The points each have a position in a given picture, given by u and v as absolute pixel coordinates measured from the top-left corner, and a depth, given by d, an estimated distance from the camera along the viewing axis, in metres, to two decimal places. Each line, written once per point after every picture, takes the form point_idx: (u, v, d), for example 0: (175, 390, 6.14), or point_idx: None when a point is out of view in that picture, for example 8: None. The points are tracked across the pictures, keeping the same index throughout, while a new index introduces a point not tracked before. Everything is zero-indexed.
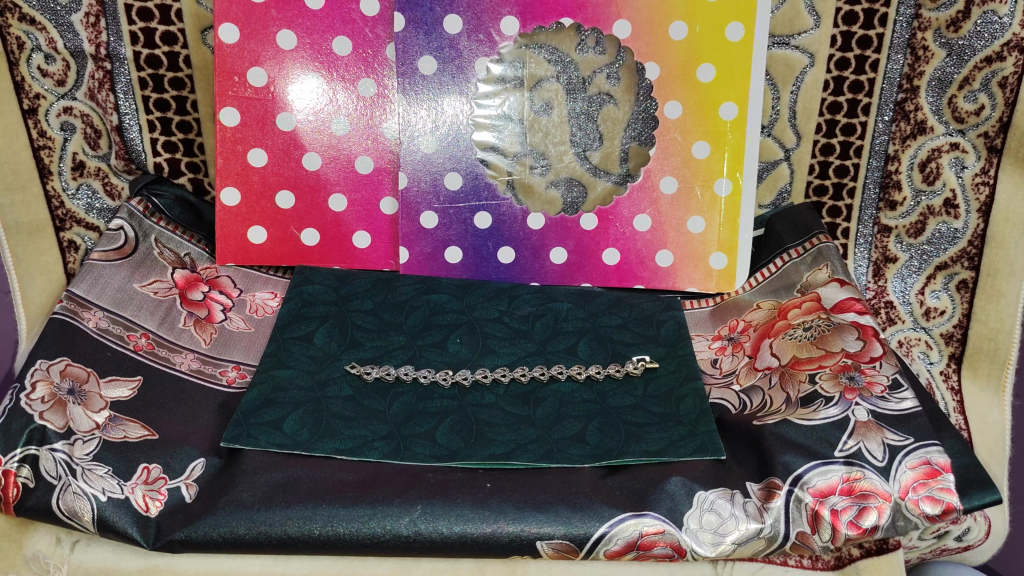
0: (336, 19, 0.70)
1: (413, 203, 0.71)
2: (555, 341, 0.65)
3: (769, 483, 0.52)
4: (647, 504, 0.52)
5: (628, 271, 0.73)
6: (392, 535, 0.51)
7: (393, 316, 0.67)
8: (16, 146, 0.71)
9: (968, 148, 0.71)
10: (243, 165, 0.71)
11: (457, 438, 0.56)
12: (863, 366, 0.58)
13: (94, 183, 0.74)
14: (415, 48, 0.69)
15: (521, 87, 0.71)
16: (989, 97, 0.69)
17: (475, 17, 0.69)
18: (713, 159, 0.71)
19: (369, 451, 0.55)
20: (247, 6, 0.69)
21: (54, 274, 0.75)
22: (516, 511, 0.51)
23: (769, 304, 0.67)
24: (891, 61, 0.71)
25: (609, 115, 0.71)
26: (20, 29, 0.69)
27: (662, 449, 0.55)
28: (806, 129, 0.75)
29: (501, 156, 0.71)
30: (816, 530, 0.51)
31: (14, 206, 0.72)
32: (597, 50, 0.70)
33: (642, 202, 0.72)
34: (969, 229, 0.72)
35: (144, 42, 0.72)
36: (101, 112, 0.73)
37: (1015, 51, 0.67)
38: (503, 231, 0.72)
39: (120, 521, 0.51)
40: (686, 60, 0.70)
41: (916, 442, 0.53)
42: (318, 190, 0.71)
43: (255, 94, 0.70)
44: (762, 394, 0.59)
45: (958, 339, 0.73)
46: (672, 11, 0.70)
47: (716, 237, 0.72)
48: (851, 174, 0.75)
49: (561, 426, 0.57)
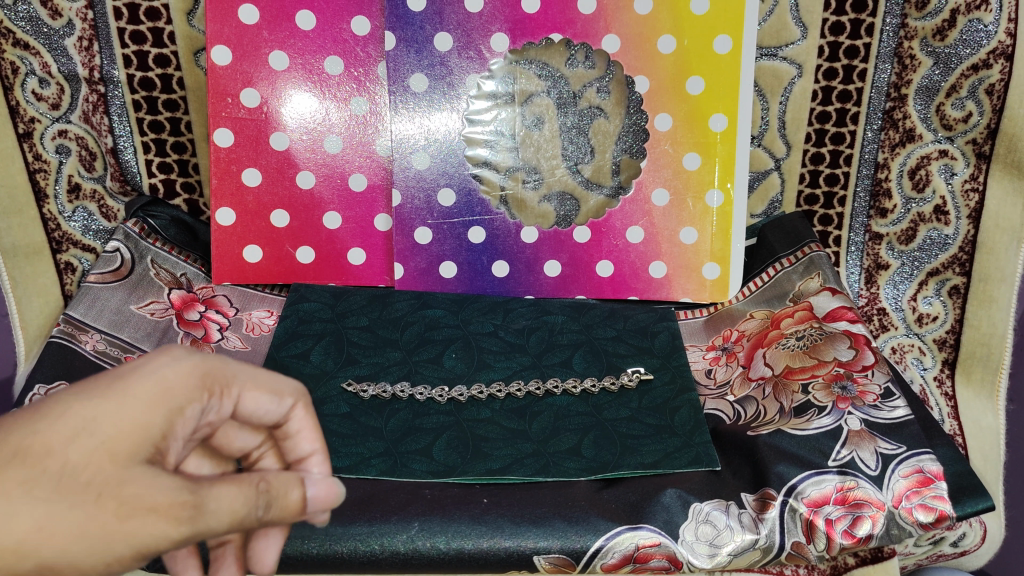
0: (327, 39, 0.70)
1: (407, 219, 0.72)
2: (550, 355, 0.65)
3: (764, 493, 0.53)
4: (643, 517, 0.52)
5: (622, 283, 0.73)
6: (390, 552, 0.51)
7: (389, 332, 0.67)
8: (13, 169, 0.72)
9: (957, 155, 0.71)
10: (237, 185, 0.71)
11: (454, 453, 0.57)
12: (855, 375, 0.58)
13: (90, 205, 0.75)
14: (406, 66, 0.70)
15: (512, 102, 0.71)
16: (976, 104, 0.69)
17: (465, 35, 0.70)
18: (704, 170, 0.72)
19: (367, 468, 0.55)
20: (238, 28, 0.69)
21: (52, 296, 0.75)
22: (512, 526, 0.52)
23: (762, 314, 0.68)
24: (879, 71, 0.72)
25: (600, 128, 0.72)
26: (14, 54, 0.70)
27: (658, 461, 0.56)
28: (796, 139, 0.76)
29: (494, 171, 0.72)
30: (812, 539, 0.51)
31: (11, 230, 0.73)
32: (587, 65, 0.71)
33: (635, 215, 0.72)
34: (959, 235, 0.73)
35: (138, 65, 0.73)
36: (96, 135, 0.74)
37: (1001, 58, 0.68)
38: (498, 245, 0.72)
39: None
40: (675, 73, 0.71)
41: (909, 450, 0.53)
42: (313, 208, 0.72)
43: (248, 114, 0.70)
44: (756, 405, 0.60)
45: (951, 345, 0.74)
46: (660, 25, 0.70)
47: (708, 247, 0.72)
48: (841, 183, 0.76)
49: (557, 440, 0.58)
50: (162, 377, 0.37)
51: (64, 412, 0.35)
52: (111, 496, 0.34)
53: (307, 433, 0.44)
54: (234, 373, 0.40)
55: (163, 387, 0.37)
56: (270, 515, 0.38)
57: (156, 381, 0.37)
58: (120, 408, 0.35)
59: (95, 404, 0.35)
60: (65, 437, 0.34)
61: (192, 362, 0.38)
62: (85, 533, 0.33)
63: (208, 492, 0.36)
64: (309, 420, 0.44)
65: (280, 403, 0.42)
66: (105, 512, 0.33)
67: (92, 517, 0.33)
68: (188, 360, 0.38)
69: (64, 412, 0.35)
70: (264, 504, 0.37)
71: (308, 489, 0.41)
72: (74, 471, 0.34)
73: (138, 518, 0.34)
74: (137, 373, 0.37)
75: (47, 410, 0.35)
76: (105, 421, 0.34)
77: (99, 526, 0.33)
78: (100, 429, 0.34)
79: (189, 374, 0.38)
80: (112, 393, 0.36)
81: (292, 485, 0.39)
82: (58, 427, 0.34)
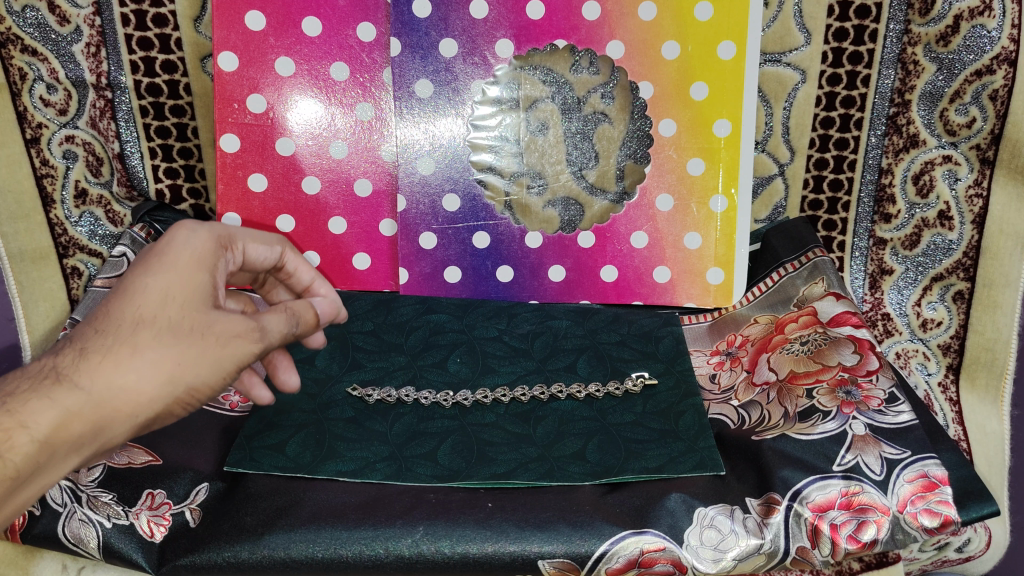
0: (333, 45, 0.71)
1: (412, 224, 0.72)
2: (554, 359, 0.66)
3: (769, 498, 0.53)
4: (647, 522, 0.52)
5: (626, 288, 0.73)
6: (395, 556, 0.51)
7: (394, 336, 0.67)
8: (20, 174, 0.73)
9: (961, 161, 0.72)
10: (243, 190, 0.71)
11: (459, 458, 0.57)
12: (860, 380, 0.58)
13: (96, 210, 0.75)
14: (412, 72, 0.71)
15: (517, 108, 0.72)
16: (980, 109, 0.70)
17: (469, 41, 0.71)
18: (709, 176, 0.72)
19: (372, 472, 0.55)
20: (245, 35, 0.70)
21: (58, 301, 0.76)
22: (517, 530, 0.52)
23: (766, 319, 0.68)
24: (882, 77, 0.72)
25: (605, 134, 0.72)
26: (22, 60, 0.71)
27: (662, 465, 0.56)
28: (800, 145, 0.76)
29: (499, 176, 0.72)
30: (817, 545, 0.51)
31: (19, 235, 0.74)
32: (591, 71, 0.71)
33: (639, 220, 0.73)
34: (964, 240, 0.73)
35: (145, 71, 0.74)
36: (103, 140, 0.74)
37: (1005, 64, 0.68)
38: (502, 250, 0.73)
39: (126, 547, 0.53)
40: (679, 79, 0.71)
41: (913, 455, 0.53)
42: (318, 214, 0.72)
43: (254, 120, 0.71)
44: (760, 410, 0.60)
45: (956, 350, 0.74)
46: (664, 31, 0.71)
47: (712, 252, 0.73)
48: (845, 189, 0.76)
49: (562, 445, 0.58)
50: (194, 244, 0.46)
51: (142, 285, 0.43)
52: (208, 332, 0.44)
53: (302, 267, 0.56)
54: (234, 232, 0.50)
55: (197, 250, 0.46)
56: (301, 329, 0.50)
57: (191, 246, 0.46)
58: (182, 271, 0.44)
59: (160, 272, 0.44)
60: (158, 301, 0.43)
61: (208, 229, 0.48)
62: (207, 361, 0.44)
63: (265, 318, 0.47)
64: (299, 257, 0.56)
65: (273, 250, 0.54)
66: (209, 343, 0.44)
67: (204, 351, 0.44)
68: (205, 229, 0.48)
69: (142, 284, 0.43)
70: (296, 321, 0.49)
71: (316, 305, 0.52)
72: (175, 324, 0.43)
73: (233, 343, 0.45)
74: (174, 244, 0.46)
75: (130, 286, 0.43)
76: (176, 285, 0.44)
77: (210, 355, 0.44)
78: (177, 291, 0.44)
79: (210, 235, 0.47)
80: (165, 260, 0.44)
81: (306, 307, 0.51)
82: (148, 295, 0.43)
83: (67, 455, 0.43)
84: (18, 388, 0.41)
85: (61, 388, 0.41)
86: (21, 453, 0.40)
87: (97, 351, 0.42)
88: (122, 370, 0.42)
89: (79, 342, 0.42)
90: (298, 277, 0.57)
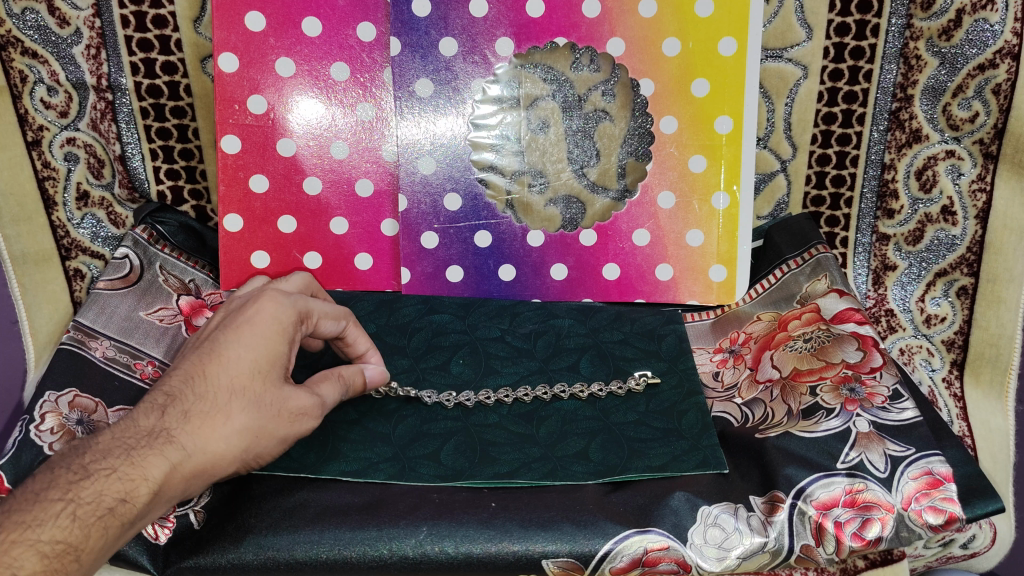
0: (333, 45, 0.70)
1: (413, 224, 0.72)
2: (557, 358, 0.66)
3: (773, 496, 0.53)
4: (651, 521, 0.52)
5: (629, 286, 0.73)
6: (398, 557, 0.51)
7: (396, 337, 0.67)
8: (22, 177, 0.73)
9: (964, 156, 0.71)
10: (244, 191, 0.71)
11: (462, 458, 0.57)
12: (863, 377, 0.58)
13: (98, 213, 0.75)
14: (412, 71, 0.71)
15: (517, 106, 0.71)
16: (983, 104, 0.69)
17: (470, 40, 0.70)
18: (710, 172, 0.72)
19: (375, 473, 0.55)
20: (246, 36, 0.70)
21: (61, 303, 0.76)
22: (521, 530, 0.52)
23: (769, 316, 0.68)
24: (885, 72, 0.72)
25: (606, 131, 0.72)
26: (22, 62, 0.71)
27: (666, 464, 0.56)
28: (802, 141, 0.75)
29: (500, 175, 0.72)
30: (821, 542, 0.51)
31: (21, 237, 0.74)
32: (592, 68, 0.71)
33: (641, 217, 0.72)
34: (967, 235, 0.72)
35: (145, 72, 0.73)
36: (104, 142, 0.74)
37: (1008, 58, 0.68)
38: (504, 249, 0.73)
39: (131, 550, 0.53)
40: (680, 76, 0.71)
41: (918, 452, 0.53)
42: (319, 214, 0.72)
43: (255, 121, 0.71)
44: (763, 408, 0.60)
45: (960, 346, 0.73)
46: (664, 28, 0.70)
47: (715, 250, 0.72)
48: (847, 184, 0.75)
49: (565, 444, 0.58)
50: (281, 318, 0.50)
51: (236, 358, 0.48)
52: (284, 410, 0.49)
53: (360, 339, 0.59)
54: (311, 305, 0.54)
55: (283, 326, 0.50)
56: (348, 394, 0.56)
57: (278, 320, 0.50)
58: (270, 346, 0.49)
59: (253, 347, 0.49)
60: (249, 374, 0.48)
61: (296, 304, 0.52)
62: (278, 435, 0.49)
63: (324, 392, 0.53)
64: (361, 330, 0.59)
65: (339, 324, 0.56)
66: (281, 420, 0.49)
67: (276, 427, 0.49)
68: (292, 304, 0.52)
69: (238, 357, 0.48)
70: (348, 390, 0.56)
71: (365, 372, 0.58)
72: (263, 398, 0.48)
73: (300, 420, 0.50)
74: (264, 316, 0.50)
75: (227, 356, 0.48)
76: (263, 359, 0.49)
77: (281, 429, 0.49)
78: (263, 364, 0.49)
79: (295, 312, 0.52)
80: (257, 335, 0.49)
81: (357, 373, 0.57)
82: (241, 367, 0.48)
83: (163, 504, 0.46)
84: (134, 443, 0.45)
85: (171, 447, 0.45)
86: (141, 501, 0.44)
87: (196, 413, 0.46)
88: (214, 434, 0.46)
89: (175, 402, 0.47)
90: (354, 346, 0.59)
